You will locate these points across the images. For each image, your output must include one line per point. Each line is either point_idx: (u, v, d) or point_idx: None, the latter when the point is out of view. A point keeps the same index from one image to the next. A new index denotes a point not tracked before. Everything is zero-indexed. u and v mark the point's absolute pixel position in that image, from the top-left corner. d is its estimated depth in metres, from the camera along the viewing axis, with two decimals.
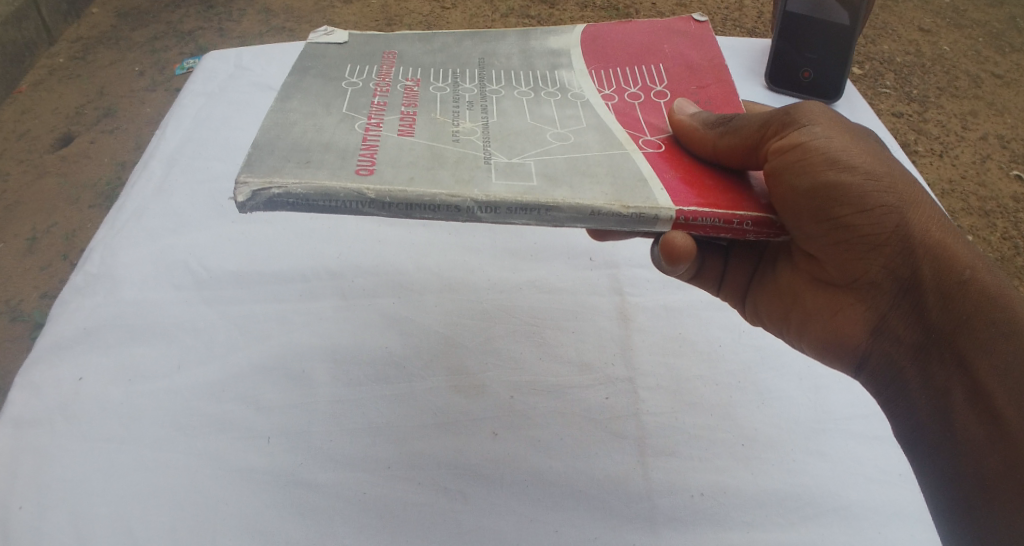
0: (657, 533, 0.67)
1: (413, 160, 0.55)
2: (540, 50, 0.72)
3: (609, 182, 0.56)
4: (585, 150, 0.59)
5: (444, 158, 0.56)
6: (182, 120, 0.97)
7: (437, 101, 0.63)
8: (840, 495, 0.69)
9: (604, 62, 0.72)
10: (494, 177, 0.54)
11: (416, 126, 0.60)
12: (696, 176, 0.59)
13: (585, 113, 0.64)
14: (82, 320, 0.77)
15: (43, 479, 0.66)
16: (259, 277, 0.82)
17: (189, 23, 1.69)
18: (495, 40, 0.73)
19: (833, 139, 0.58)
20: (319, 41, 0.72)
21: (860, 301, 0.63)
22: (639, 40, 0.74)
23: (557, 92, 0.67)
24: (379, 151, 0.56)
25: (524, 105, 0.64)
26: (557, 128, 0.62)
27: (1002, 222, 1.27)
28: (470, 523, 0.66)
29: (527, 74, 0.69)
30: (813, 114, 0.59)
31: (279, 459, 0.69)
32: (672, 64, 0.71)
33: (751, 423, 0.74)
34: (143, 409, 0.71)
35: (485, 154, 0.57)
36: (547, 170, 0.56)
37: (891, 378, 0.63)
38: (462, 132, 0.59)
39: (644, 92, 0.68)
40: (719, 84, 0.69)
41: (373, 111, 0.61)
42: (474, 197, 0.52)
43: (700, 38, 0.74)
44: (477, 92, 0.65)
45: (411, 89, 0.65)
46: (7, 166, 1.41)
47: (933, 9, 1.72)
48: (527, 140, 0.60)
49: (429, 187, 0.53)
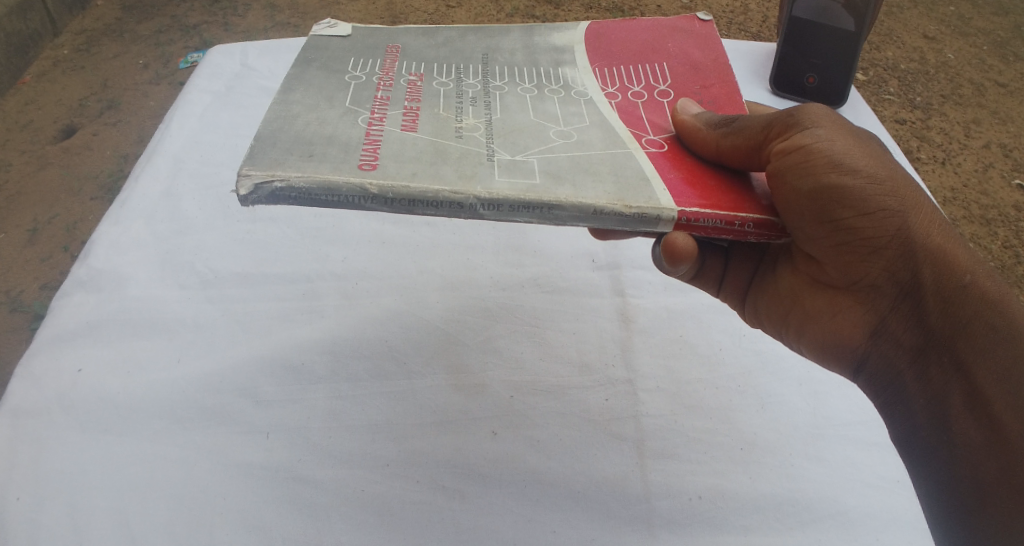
0: (656, 535, 0.67)
1: (416, 155, 0.55)
2: (542, 46, 0.72)
3: (611, 181, 0.56)
4: (588, 148, 0.59)
5: (447, 154, 0.56)
6: (187, 113, 0.98)
7: (440, 96, 0.63)
8: (839, 501, 0.69)
9: (608, 60, 0.71)
10: (497, 173, 0.54)
11: (420, 121, 0.59)
12: (700, 176, 0.59)
13: (588, 111, 0.65)
14: (83, 313, 0.78)
15: (40, 470, 0.66)
16: (261, 271, 0.82)
17: (195, 17, 1.69)
18: (500, 35, 0.73)
19: (836, 142, 0.58)
20: (322, 33, 0.71)
21: (859, 303, 0.63)
22: (643, 38, 0.74)
23: (560, 90, 0.67)
24: (382, 146, 0.56)
25: (527, 101, 0.64)
26: (560, 126, 0.62)
27: (1003, 231, 1.27)
28: (468, 522, 0.66)
29: (530, 70, 0.69)
30: (817, 117, 0.59)
31: (278, 455, 0.69)
32: (675, 63, 0.71)
33: (751, 428, 0.74)
34: (143, 401, 0.71)
35: (488, 150, 0.57)
36: (550, 167, 0.56)
37: (890, 381, 0.63)
38: (466, 128, 0.59)
39: (647, 91, 0.68)
40: (723, 84, 0.69)
41: (376, 105, 0.61)
42: (477, 193, 0.52)
43: (704, 38, 0.74)
44: (480, 88, 0.65)
45: (414, 83, 0.65)
46: (8, 157, 1.41)
47: (938, 17, 1.72)
48: (530, 137, 0.60)
49: (431, 183, 0.52)
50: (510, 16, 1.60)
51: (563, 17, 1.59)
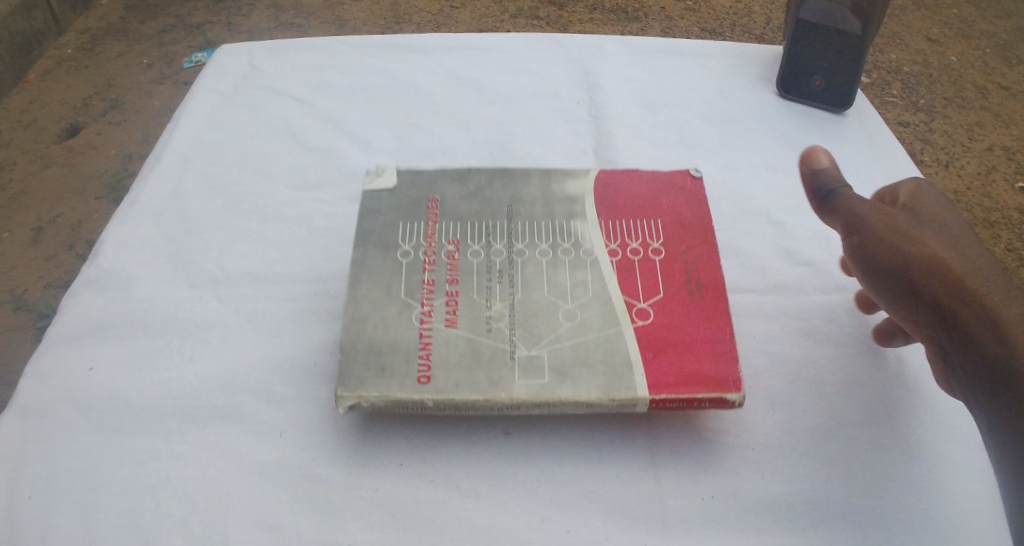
0: (669, 534, 0.65)
1: (458, 355, 0.68)
2: (559, 195, 0.82)
3: (603, 369, 0.67)
4: (587, 333, 0.70)
5: (480, 354, 0.68)
6: (194, 114, 0.99)
7: (473, 274, 0.74)
8: (848, 500, 0.66)
9: (612, 211, 0.80)
10: (517, 376, 0.67)
11: (460, 316, 0.71)
12: (687, 352, 0.68)
13: (593, 276, 0.74)
14: (94, 313, 0.77)
15: (52, 469, 0.67)
16: (271, 272, 0.82)
17: (198, 17, 1.70)
18: (522, 180, 0.83)
19: (940, 222, 0.70)
20: (373, 187, 0.81)
21: (953, 327, 0.66)
22: (640, 192, 0.82)
23: (571, 250, 0.77)
24: (432, 349, 0.68)
25: (542, 273, 0.75)
26: (569, 304, 0.72)
27: (1006, 233, 1.28)
28: (482, 521, 0.65)
29: (546, 226, 0.79)
30: (921, 197, 0.73)
31: (291, 454, 0.68)
32: (666, 220, 0.79)
33: (760, 426, 0.71)
34: (154, 401, 0.71)
35: (511, 345, 0.68)
36: (556, 363, 0.68)
37: (977, 391, 0.64)
38: (493, 320, 0.70)
39: (643, 246, 0.77)
40: (706, 242, 0.77)
41: (424, 294, 0.72)
42: (503, 398, 0.66)
43: (694, 194, 0.82)
44: (505, 260, 0.76)
45: (453, 257, 0.76)
46: (12, 156, 1.41)
47: (941, 20, 1.73)
48: (543, 325, 0.70)
49: (469, 383, 0.66)
50: (514, 18, 1.61)
51: (568, 18, 1.60)
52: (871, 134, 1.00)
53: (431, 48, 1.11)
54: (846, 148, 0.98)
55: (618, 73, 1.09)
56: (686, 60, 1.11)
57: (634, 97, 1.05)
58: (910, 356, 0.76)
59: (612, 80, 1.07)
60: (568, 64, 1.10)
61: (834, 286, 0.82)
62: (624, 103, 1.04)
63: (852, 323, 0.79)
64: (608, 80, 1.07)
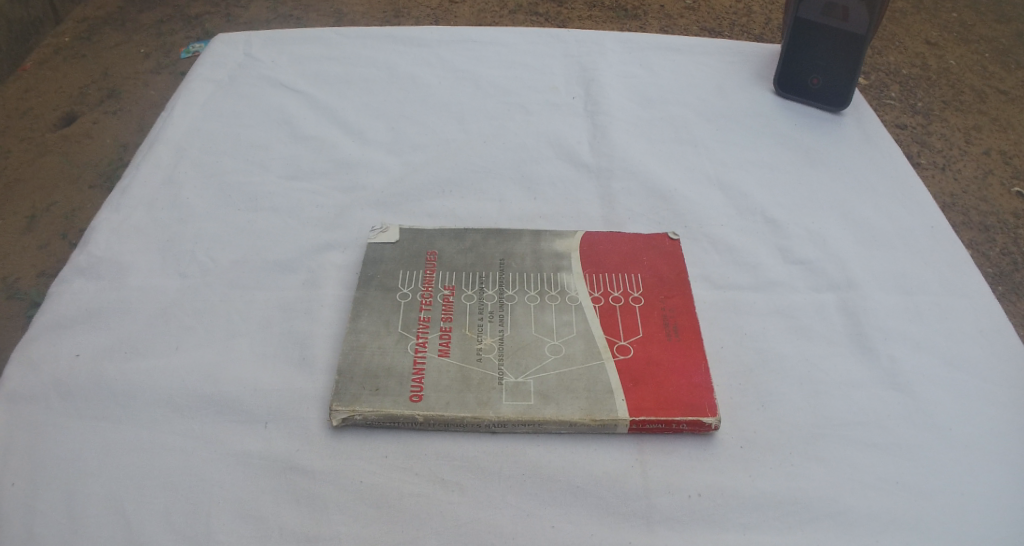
0: (655, 532, 0.64)
1: (449, 382, 0.70)
2: (548, 252, 0.82)
3: (586, 395, 0.69)
4: (572, 362, 0.71)
5: (471, 379, 0.70)
6: (189, 102, 0.99)
7: (463, 310, 0.75)
8: (838, 501, 0.66)
9: (596, 264, 0.81)
10: (504, 397, 0.69)
11: (452, 344, 0.73)
12: (663, 381, 0.70)
13: (579, 314, 0.76)
14: (83, 301, 0.77)
15: (36, 457, 0.66)
16: (261, 262, 0.82)
17: (197, 8, 1.69)
18: (513, 239, 0.83)
19: None
20: (377, 240, 0.83)
21: None
22: (623, 247, 0.83)
23: (559, 294, 0.77)
24: (425, 375, 0.70)
25: (531, 310, 0.76)
26: (554, 341, 0.73)
27: (1002, 237, 1.27)
28: (466, 515, 0.64)
29: (534, 275, 0.79)
30: None
31: (277, 444, 0.68)
32: (647, 273, 0.80)
33: (750, 425, 0.71)
34: (141, 390, 0.71)
35: (499, 373, 0.70)
36: (542, 388, 0.70)
37: None
38: (484, 349, 0.72)
39: (624, 295, 0.77)
40: (683, 295, 0.78)
41: (419, 328, 0.74)
42: (490, 418, 0.68)
43: (675, 256, 0.82)
44: (495, 299, 0.77)
45: (447, 300, 0.77)
46: (8, 143, 1.40)
47: (940, 23, 1.73)
48: (531, 355, 0.72)
49: (459, 408, 0.68)
50: (513, 14, 1.60)
51: (567, 15, 1.60)
52: (868, 134, 1.00)
53: (427, 41, 1.10)
54: (842, 147, 0.98)
55: (615, 68, 1.08)
56: (683, 56, 1.11)
57: (630, 93, 1.05)
58: (902, 356, 0.75)
59: (608, 75, 1.07)
60: (565, 58, 1.09)
61: (827, 285, 0.82)
62: (620, 99, 1.04)
63: (844, 322, 0.78)
64: (604, 75, 1.07)
